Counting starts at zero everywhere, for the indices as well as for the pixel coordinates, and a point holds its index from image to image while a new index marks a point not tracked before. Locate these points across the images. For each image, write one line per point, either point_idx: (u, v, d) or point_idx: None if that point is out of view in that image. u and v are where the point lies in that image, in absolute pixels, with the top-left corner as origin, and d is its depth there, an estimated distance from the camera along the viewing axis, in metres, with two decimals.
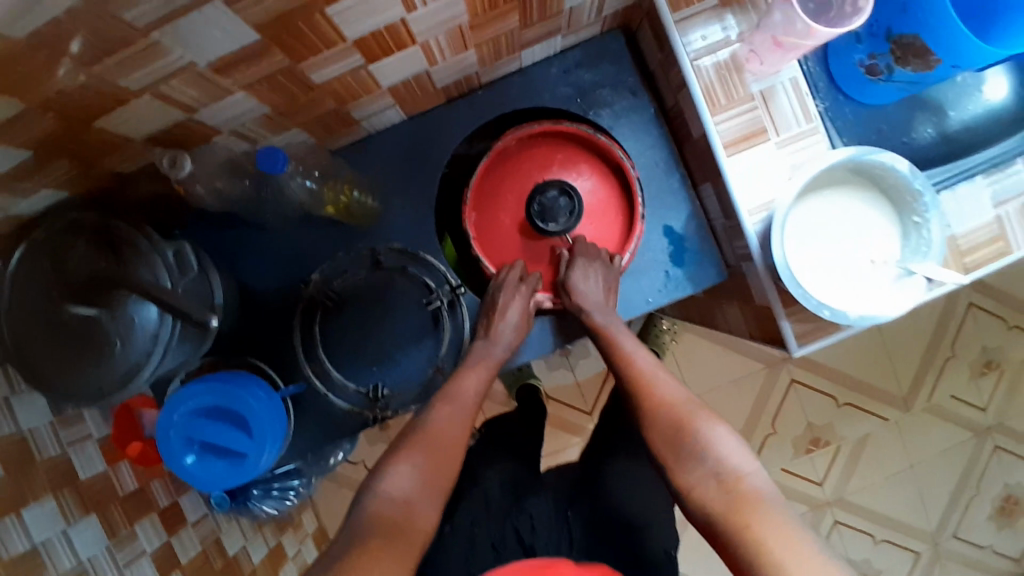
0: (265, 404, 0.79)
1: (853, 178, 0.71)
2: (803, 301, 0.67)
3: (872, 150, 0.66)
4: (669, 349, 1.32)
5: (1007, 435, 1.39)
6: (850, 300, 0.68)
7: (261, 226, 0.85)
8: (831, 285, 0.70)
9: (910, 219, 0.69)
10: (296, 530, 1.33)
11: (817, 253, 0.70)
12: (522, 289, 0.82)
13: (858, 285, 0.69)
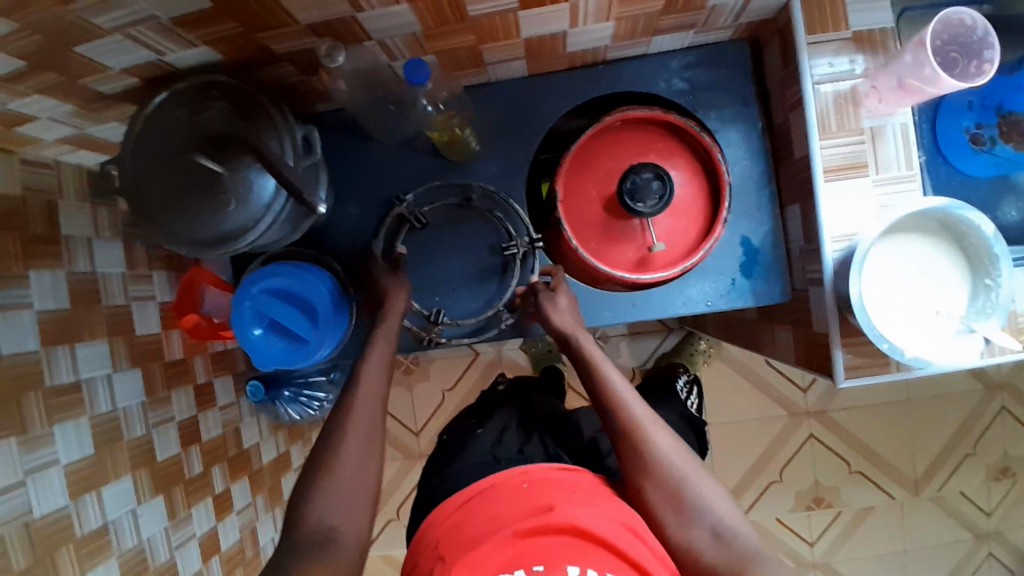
0: (334, 300, 0.84)
1: (939, 230, 0.72)
2: (866, 328, 0.69)
3: (964, 206, 0.68)
4: (698, 369, 1.34)
5: (1005, 546, 1.39)
6: (909, 341, 0.70)
7: (369, 139, 0.90)
8: (897, 325, 0.71)
9: (982, 280, 0.71)
10: (305, 444, 1.39)
11: (890, 292, 0.72)
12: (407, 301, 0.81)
13: (921, 329, 0.71)
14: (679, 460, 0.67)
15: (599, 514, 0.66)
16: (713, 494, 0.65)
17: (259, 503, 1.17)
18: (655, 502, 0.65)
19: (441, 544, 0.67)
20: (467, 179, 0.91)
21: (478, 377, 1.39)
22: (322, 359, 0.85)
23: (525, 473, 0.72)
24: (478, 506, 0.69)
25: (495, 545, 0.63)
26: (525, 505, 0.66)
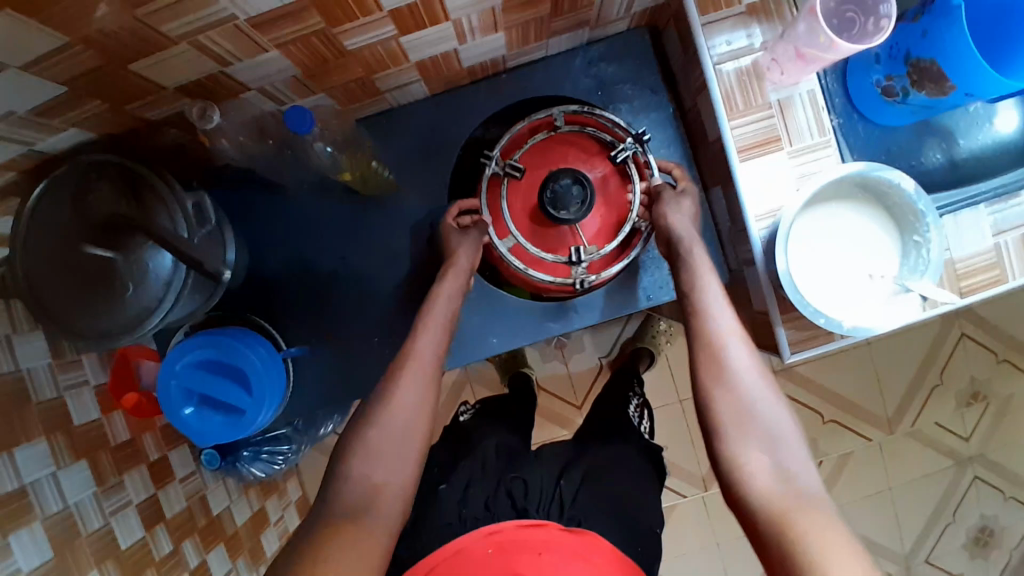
0: (267, 361, 0.80)
1: (858, 193, 0.72)
2: (800, 307, 0.68)
3: (881, 167, 0.67)
4: (663, 350, 1.34)
5: (986, 467, 1.42)
6: (843, 311, 0.70)
7: (277, 188, 0.86)
8: (824, 297, 0.72)
9: (911, 238, 0.71)
10: (280, 496, 1.34)
11: (816, 265, 0.72)
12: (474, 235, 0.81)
13: (853, 297, 0.71)
14: (754, 388, 0.63)
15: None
16: (787, 428, 0.62)
17: (241, 567, 1.14)
18: (717, 417, 0.63)
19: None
20: (388, 211, 0.87)
21: (446, 398, 1.35)
22: (267, 424, 0.81)
23: (493, 535, 0.71)
24: (444, 575, 0.67)
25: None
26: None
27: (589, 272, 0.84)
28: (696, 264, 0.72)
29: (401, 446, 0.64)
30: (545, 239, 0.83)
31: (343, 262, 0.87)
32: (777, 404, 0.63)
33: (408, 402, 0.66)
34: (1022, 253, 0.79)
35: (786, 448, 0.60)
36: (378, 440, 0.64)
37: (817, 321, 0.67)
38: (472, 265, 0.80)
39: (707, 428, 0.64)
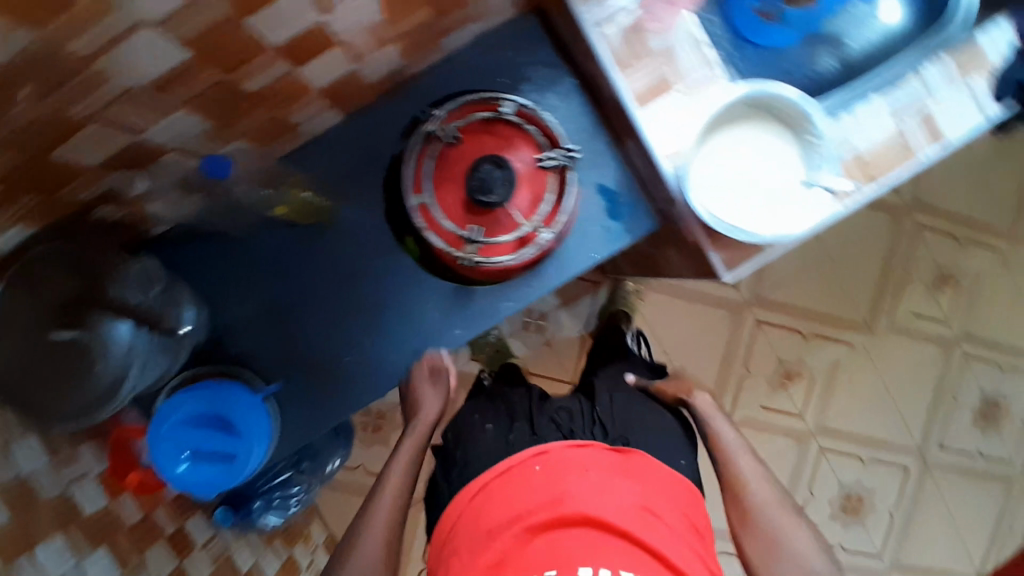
0: (249, 405, 0.83)
1: (751, 113, 0.78)
2: (719, 228, 0.74)
3: (762, 83, 0.74)
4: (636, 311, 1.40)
5: (975, 342, 1.48)
6: (760, 223, 0.76)
7: (219, 238, 0.88)
8: (742, 217, 0.76)
9: (806, 139, 0.77)
10: (307, 539, 1.35)
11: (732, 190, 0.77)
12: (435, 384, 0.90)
13: (767, 208, 0.76)
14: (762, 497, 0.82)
15: (612, 502, 0.71)
16: (785, 516, 0.81)
17: None
18: (739, 528, 0.82)
19: (455, 549, 0.73)
20: (332, 236, 0.90)
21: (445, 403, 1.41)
22: (260, 463, 0.84)
23: (539, 455, 0.77)
24: (495, 493, 0.75)
25: (509, 546, 0.69)
26: (540, 497, 0.72)
27: (481, 255, 0.85)
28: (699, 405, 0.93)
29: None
30: (455, 209, 0.85)
31: (300, 293, 0.89)
32: (782, 503, 0.82)
33: (380, 524, 0.77)
34: (926, 129, 0.82)
35: (794, 540, 0.79)
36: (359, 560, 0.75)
37: (738, 236, 0.73)
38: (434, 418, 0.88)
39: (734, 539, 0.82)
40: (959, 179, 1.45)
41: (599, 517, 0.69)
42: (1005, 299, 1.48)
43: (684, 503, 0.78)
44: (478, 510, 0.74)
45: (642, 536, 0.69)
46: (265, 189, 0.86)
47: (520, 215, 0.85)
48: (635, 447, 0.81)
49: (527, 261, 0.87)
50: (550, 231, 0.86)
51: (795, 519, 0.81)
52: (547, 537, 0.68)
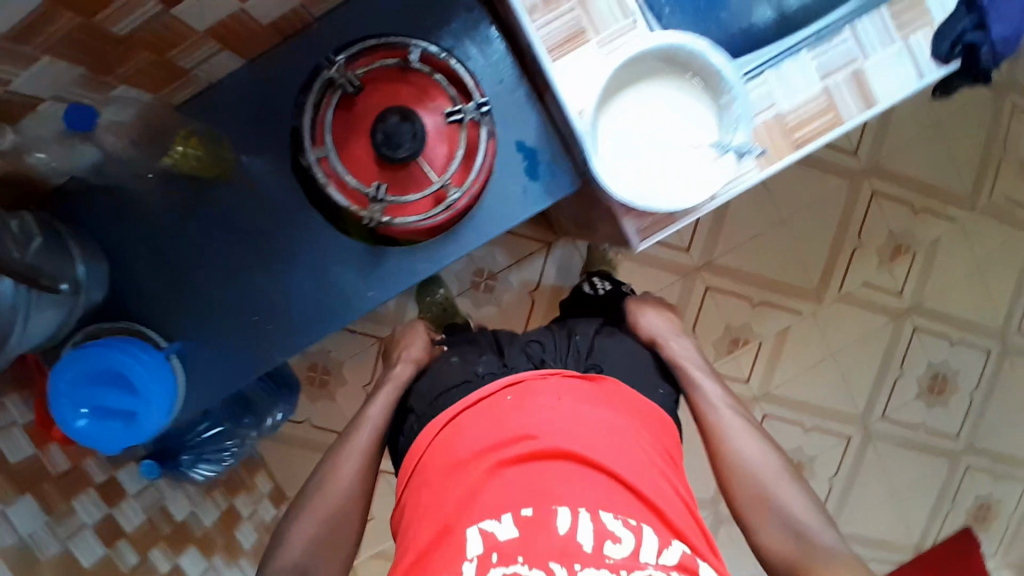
0: (151, 365, 0.81)
1: (666, 71, 0.77)
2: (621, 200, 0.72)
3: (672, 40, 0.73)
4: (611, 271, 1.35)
5: (925, 314, 1.49)
6: (665, 187, 0.75)
7: (115, 191, 0.84)
8: (636, 183, 0.76)
9: (717, 101, 0.76)
10: (249, 492, 1.36)
11: (642, 150, 0.77)
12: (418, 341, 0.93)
13: (674, 171, 0.76)
14: (750, 450, 0.80)
15: (583, 430, 0.68)
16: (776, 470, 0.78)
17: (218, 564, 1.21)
18: (732, 482, 0.79)
19: (418, 493, 0.69)
20: (234, 190, 0.85)
21: None
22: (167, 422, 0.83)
23: (510, 384, 0.74)
24: (460, 420, 0.72)
25: (478, 475, 0.65)
26: (508, 428, 0.68)
27: (386, 214, 0.82)
28: (684, 361, 0.88)
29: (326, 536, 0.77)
30: (361, 164, 0.82)
31: (203, 250, 0.86)
32: (776, 466, 0.78)
33: (350, 473, 0.80)
34: (858, 93, 0.78)
35: (781, 495, 0.76)
36: (320, 508, 0.78)
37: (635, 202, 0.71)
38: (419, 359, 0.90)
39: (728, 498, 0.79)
40: (917, 147, 1.44)
41: (573, 445, 0.66)
42: (958, 273, 1.50)
43: (662, 434, 0.75)
44: (439, 449, 0.71)
45: (617, 467, 0.65)
46: (136, 146, 0.76)
47: (428, 171, 0.82)
48: (607, 373, 0.79)
49: (437, 221, 0.84)
50: (459, 189, 0.82)
51: (780, 473, 0.78)
52: (519, 468, 0.64)
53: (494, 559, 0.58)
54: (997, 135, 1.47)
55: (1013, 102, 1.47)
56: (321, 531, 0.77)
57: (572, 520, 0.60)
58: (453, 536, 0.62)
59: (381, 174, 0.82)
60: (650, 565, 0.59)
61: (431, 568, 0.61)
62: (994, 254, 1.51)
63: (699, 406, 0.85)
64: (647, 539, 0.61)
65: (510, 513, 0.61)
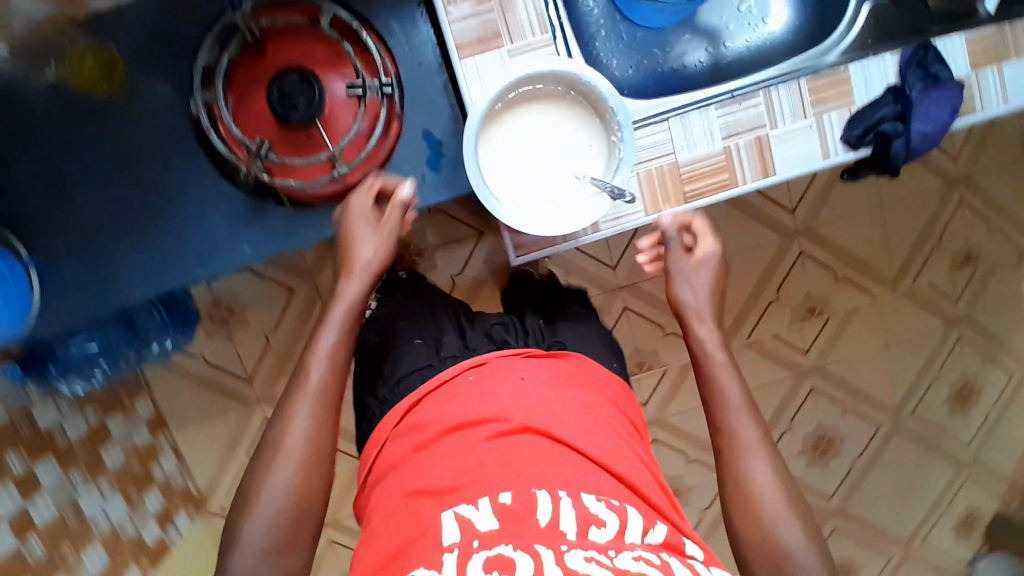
0: (4, 272, 0.79)
1: (564, 95, 0.76)
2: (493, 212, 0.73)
3: (573, 65, 0.73)
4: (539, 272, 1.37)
5: (826, 377, 1.54)
6: (541, 209, 0.75)
7: (4, 90, 0.81)
8: (518, 202, 0.75)
9: (611, 137, 0.76)
10: (126, 413, 1.34)
11: (529, 167, 0.76)
12: (385, 224, 0.77)
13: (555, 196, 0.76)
14: (783, 522, 0.65)
15: (544, 409, 0.68)
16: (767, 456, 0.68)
17: (74, 479, 1.18)
18: (748, 549, 0.65)
19: (390, 479, 0.67)
20: (127, 114, 0.82)
21: (298, 315, 1.43)
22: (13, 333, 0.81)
23: (478, 365, 0.74)
24: (431, 399, 0.71)
25: (449, 451, 0.64)
26: (471, 413, 0.67)
27: (269, 173, 0.80)
28: (724, 396, 0.71)
29: (296, 508, 0.66)
30: (252, 116, 0.80)
31: (87, 168, 0.83)
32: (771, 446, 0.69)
33: (305, 430, 0.68)
34: (758, 159, 0.79)
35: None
36: (279, 464, 0.67)
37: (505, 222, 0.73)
38: (378, 262, 0.76)
39: (737, 558, 0.66)
40: (854, 216, 1.48)
41: (537, 428, 0.65)
42: (866, 346, 1.55)
43: (623, 405, 0.77)
44: (406, 435, 0.70)
45: (589, 450, 0.65)
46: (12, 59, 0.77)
47: (318, 138, 0.80)
48: (569, 350, 0.82)
49: (320, 192, 0.82)
50: (345, 165, 0.80)
51: (813, 552, 0.64)
52: (490, 450, 0.63)
53: (476, 546, 0.55)
54: (937, 224, 1.50)
55: (960, 197, 1.50)
56: (290, 507, 0.66)
57: (552, 505, 0.58)
58: (432, 520, 0.59)
59: (270, 130, 0.80)
60: (637, 545, 0.57)
61: (408, 557, 0.57)
62: (906, 336, 1.55)
63: (726, 446, 0.70)
64: (630, 519, 0.59)
65: (488, 499, 0.59)
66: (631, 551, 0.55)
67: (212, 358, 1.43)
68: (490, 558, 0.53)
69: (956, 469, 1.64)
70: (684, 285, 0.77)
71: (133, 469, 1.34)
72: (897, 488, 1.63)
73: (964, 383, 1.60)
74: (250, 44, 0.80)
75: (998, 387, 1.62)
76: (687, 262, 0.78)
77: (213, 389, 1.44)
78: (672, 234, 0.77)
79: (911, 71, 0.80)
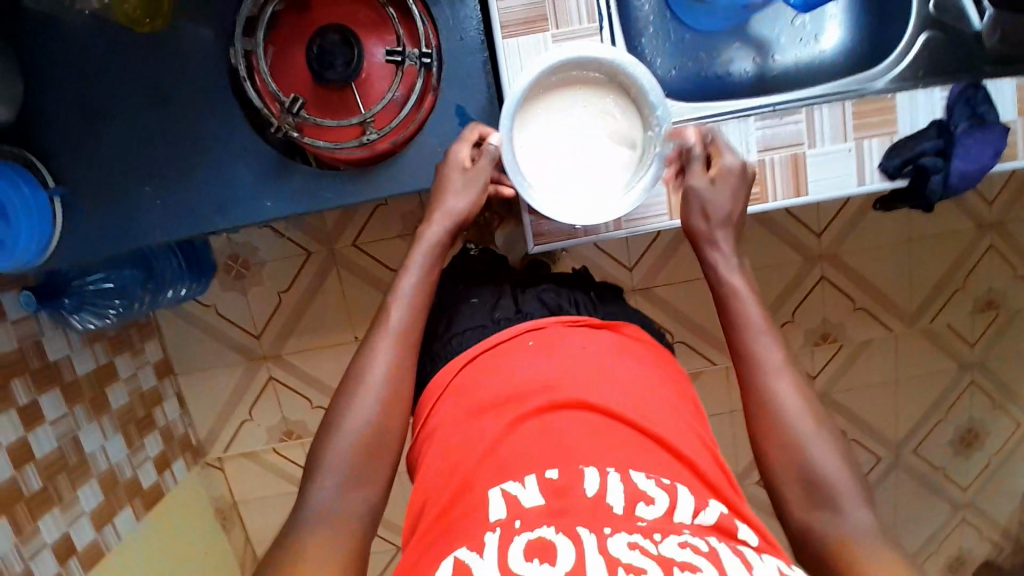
0: (29, 202, 0.81)
1: (604, 84, 0.76)
2: (524, 195, 0.74)
3: (617, 55, 0.73)
4: (557, 263, 1.36)
5: (831, 405, 1.53)
6: (570, 197, 0.76)
7: (52, 20, 0.82)
8: (549, 186, 0.76)
9: (646, 131, 0.77)
10: (133, 355, 1.37)
11: (563, 153, 0.76)
12: (476, 171, 0.75)
13: (586, 185, 0.77)
14: (818, 449, 0.60)
15: (606, 381, 0.66)
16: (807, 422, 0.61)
17: (78, 414, 1.22)
18: (779, 476, 0.61)
19: (437, 442, 0.67)
20: (166, 57, 0.82)
21: (312, 278, 1.44)
22: (31, 260, 0.84)
23: (539, 329, 0.74)
24: (486, 358, 0.72)
25: (502, 422, 0.63)
26: (525, 386, 0.66)
27: (299, 130, 0.80)
28: (755, 338, 0.65)
29: (371, 451, 0.65)
30: (291, 73, 0.82)
31: (120, 107, 0.84)
32: (814, 411, 0.62)
33: (386, 363, 0.68)
34: (791, 178, 0.78)
35: (850, 502, 0.57)
36: (360, 401, 0.66)
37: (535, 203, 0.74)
38: (467, 210, 0.74)
39: (768, 488, 0.62)
40: (880, 247, 1.45)
41: (590, 402, 0.64)
42: (875, 379, 1.53)
43: (681, 383, 0.74)
44: (452, 401, 0.69)
45: (646, 423, 0.63)
46: None
47: (353, 102, 0.81)
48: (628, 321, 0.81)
49: (349, 155, 0.82)
50: (376, 131, 0.80)
51: (854, 482, 0.59)
52: (541, 424, 0.62)
53: (517, 527, 0.53)
54: (963, 267, 1.47)
55: (992, 242, 1.46)
56: (365, 441, 0.64)
57: (600, 481, 0.57)
58: (475, 495, 0.58)
59: (307, 89, 0.82)
60: (687, 526, 0.55)
61: (450, 531, 0.57)
62: (917, 374, 1.53)
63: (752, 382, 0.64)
64: (681, 497, 0.57)
65: (533, 476, 0.58)
66: (677, 535, 0.53)
67: (222, 310, 1.44)
68: (529, 544, 0.52)
69: (949, 512, 1.62)
70: (700, 204, 0.72)
71: (135, 410, 1.36)
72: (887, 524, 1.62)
73: (970, 428, 1.58)
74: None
75: (1003, 436, 1.59)
76: (704, 179, 0.72)
77: (221, 340, 1.46)
78: (697, 153, 0.73)
79: (957, 108, 0.79)
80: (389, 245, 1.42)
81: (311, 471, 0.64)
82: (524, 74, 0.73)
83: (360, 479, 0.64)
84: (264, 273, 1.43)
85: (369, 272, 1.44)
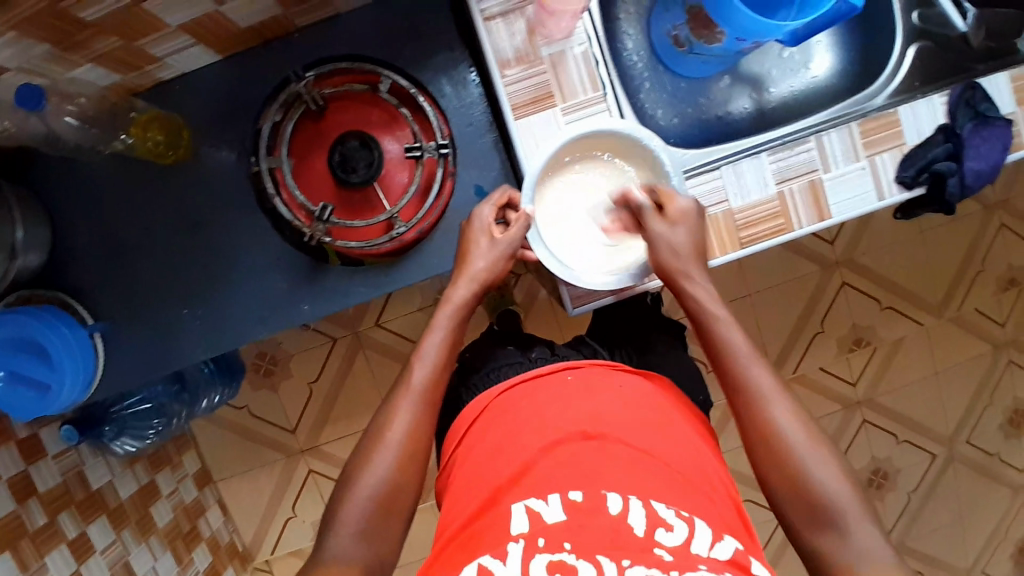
0: (69, 342, 0.79)
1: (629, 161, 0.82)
2: (540, 255, 0.77)
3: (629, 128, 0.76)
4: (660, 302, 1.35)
5: (876, 410, 1.52)
6: (582, 265, 0.79)
7: (71, 162, 0.84)
8: (564, 252, 0.79)
9: None
10: (174, 469, 1.34)
11: (582, 223, 0.81)
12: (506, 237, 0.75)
13: (600, 253, 0.80)
14: (853, 522, 0.60)
15: (638, 417, 0.64)
16: (844, 498, 0.60)
17: (126, 538, 1.13)
18: (788, 509, 0.62)
19: (462, 469, 0.65)
20: (190, 180, 0.85)
21: (341, 364, 1.44)
22: (78, 399, 0.81)
23: (575, 366, 0.70)
24: (520, 385, 0.70)
25: (530, 452, 0.61)
26: (551, 417, 0.63)
27: (331, 235, 0.84)
28: (756, 390, 0.66)
29: (381, 511, 0.65)
30: (315, 184, 0.85)
31: (147, 235, 0.86)
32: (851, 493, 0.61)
33: (407, 423, 0.68)
34: (814, 206, 0.80)
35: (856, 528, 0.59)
36: (381, 461, 0.66)
37: (572, 277, 0.76)
38: (486, 275, 0.75)
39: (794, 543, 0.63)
40: (895, 244, 1.47)
41: (621, 437, 0.61)
42: (915, 374, 1.51)
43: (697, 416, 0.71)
44: (481, 427, 0.68)
45: (671, 460, 0.60)
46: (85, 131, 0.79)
47: (377, 200, 0.84)
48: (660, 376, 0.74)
49: (379, 251, 0.84)
50: (405, 224, 0.83)
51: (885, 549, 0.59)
52: (567, 451, 0.59)
53: (540, 545, 0.52)
54: (978, 248, 1.48)
55: (1000, 221, 1.48)
56: (380, 497, 0.65)
57: (622, 504, 0.54)
58: (497, 513, 0.56)
59: (333, 195, 0.85)
60: (705, 561, 0.51)
61: (469, 545, 0.55)
62: (955, 363, 1.52)
63: (744, 395, 0.67)
64: (700, 529, 0.54)
65: (557, 494, 0.56)
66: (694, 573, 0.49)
67: (257, 410, 1.45)
68: (551, 562, 0.51)
69: (1012, 499, 1.57)
70: (663, 247, 0.72)
71: (181, 525, 1.29)
72: (955, 522, 1.57)
73: (1017, 409, 1.55)
74: (312, 111, 0.85)
75: None
76: (661, 224, 0.72)
77: (257, 440, 1.46)
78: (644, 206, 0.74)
79: (959, 110, 0.80)
80: (411, 320, 1.42)
81: (328, 523, 0.65)
82: (540, 154, 0.77)
83: (358, 538, 0.63)
84: (295, 367, 1.45)
85: (394, 350, 1.43)
